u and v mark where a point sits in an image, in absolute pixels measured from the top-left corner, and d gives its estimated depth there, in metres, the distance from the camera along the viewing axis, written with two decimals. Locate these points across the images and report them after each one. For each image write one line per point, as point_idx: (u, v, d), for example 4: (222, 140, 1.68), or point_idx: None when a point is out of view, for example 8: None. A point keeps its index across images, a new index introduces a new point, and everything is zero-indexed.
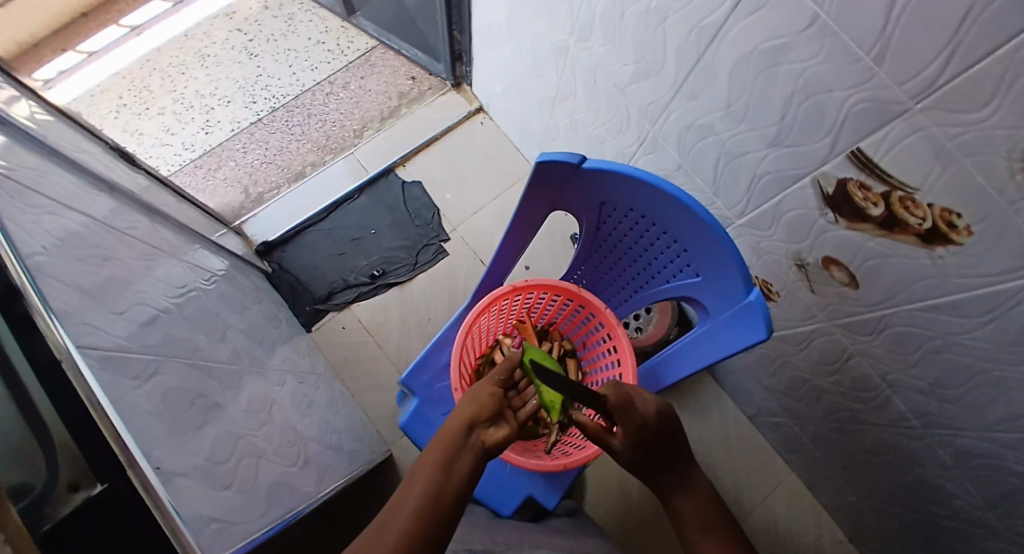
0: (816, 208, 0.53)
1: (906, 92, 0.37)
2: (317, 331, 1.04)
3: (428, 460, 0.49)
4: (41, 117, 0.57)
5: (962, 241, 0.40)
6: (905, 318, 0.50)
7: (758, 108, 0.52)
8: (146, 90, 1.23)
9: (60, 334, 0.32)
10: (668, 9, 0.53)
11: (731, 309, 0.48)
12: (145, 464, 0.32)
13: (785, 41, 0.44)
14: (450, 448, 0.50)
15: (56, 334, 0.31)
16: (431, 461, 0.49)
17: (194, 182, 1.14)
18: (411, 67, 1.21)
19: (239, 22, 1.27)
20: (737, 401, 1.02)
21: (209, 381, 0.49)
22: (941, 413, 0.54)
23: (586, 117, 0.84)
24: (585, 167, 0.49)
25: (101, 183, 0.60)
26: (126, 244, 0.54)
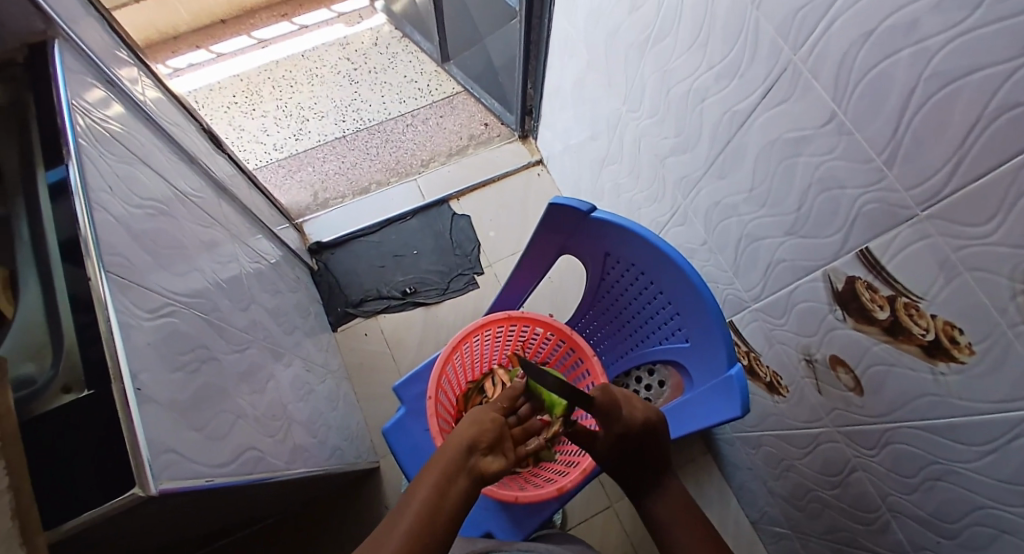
0: (826, 302, 0.52)
1: (912, 198, 0.37)
2: (341, 332, 1.10)
3: (425, 483, 0.48)
4: (153, 94, 0.69)
5: (965, 359, 0.38)
6: (906, 436, 0.49)
7: (778, 195, 0.52)
8: (256, 95, 1.42)
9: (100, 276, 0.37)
10: (707, 91, 0.56)
11: (715, 381, 0.48)
12: (128, 383, 0.35)
13: (806, 133, 0.45)
14: (448, 470, 0.49)
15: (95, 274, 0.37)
16: (430, 480, 0.48)
17: (274, 178, 1.28)
18: (486, 115, 1.32)
19: (350, 54, 1.46)
20: (742, 502, 0.95)
21: (216, 337, 0.55)
22: (942, 551, 0.51)
23: (628, 184, 0.87)
24: (593, 217, 0.52)
25: (186, 157, 0.70)
26: (189, 209, 0.62)
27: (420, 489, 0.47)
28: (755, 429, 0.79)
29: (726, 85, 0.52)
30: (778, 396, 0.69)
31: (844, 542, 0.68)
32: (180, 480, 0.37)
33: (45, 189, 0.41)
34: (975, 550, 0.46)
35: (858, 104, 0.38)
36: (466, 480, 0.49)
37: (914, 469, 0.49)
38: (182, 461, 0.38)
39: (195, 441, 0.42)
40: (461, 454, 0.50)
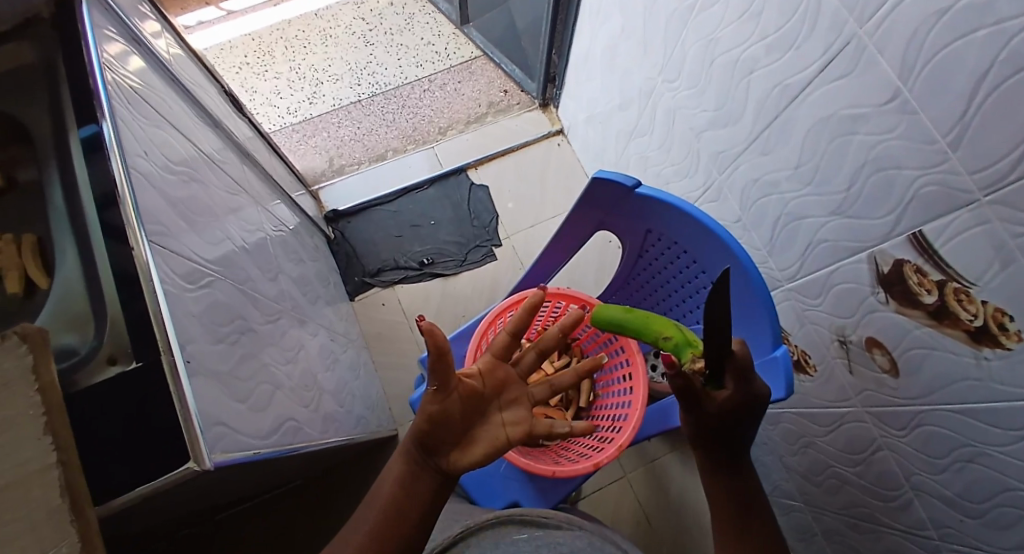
0: (868, 284, 0.51)
1: (973, 182, 0.35)
2: (359, 302, 1.10)
3: (390, 476, 0.46)
4: (174, 53, 0.67)
5: (1012, 346, 0.38)
6: (939, 419, 0.49)
7: (826, 174, 0.51)
8: (268, 55, 1.38)
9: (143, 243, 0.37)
10: (756, 63, 0.54)
11: (755, 362, 0.49)
12: (178, 355, 0.35)
13: (864, 112, 0.43)
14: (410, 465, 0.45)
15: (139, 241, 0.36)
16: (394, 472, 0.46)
17: (289, 144, 1.26)
18: (505, 81, 1.28)
19: (365, 13, 1.40)
20: (753, 475, 0.97)
21: (250, 307, 0.55)
22: (964, 529, 0.52)
23: (657, 158, 0.85)
24: (638, 192, 0.52)
25: (209, 120, 0.68)
26: (215, 175, 0.61)
27: (386, 482, 0.46)
28: (776, 407, 0.79)
29: (779, 56, 0.50)
30: (805, 374, 0.69)
31: (861, 517, 0.69)
32: (229, 452, 0.38)
33: (78, 145, 0.39)
34: (1001, 531, 0.47)
35: (924, 83, 0.36)
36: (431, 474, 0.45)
37: (945, 451, 0.50)
38: (230, 433, 0.39)
39: (239, 412, 0.42)
40: (423, 448, 0.44)
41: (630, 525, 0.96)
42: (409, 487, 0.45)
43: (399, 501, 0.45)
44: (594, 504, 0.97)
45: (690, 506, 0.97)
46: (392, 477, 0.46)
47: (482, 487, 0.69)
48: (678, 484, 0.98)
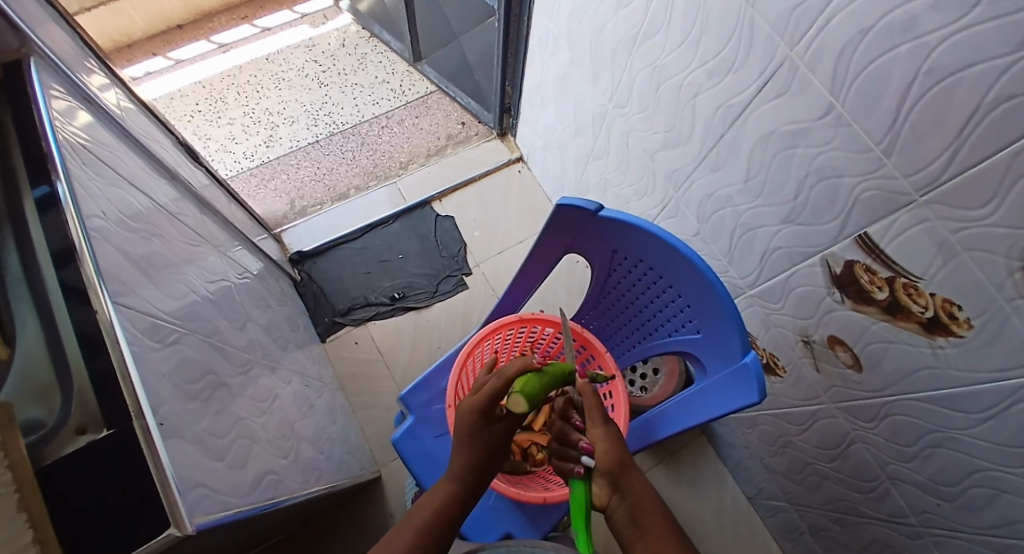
0: (824, 286, 0.54)
1: (910, 184, 0.38)
2: (330, 343, 1.07)
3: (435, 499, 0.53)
4: (124, 106, 0.65)
5: (964, 333, 0.40)
6: (904, 407, 0.52)
7: (774, 186, 0.54)
8: (221, 101, 1.36)
9: (107, 306, 0.35)
10: (699, 87, 0.57)
11: (729, 369, 0.50)
12: (150, 419, 0.33)
13: (802, 126, 0.46)
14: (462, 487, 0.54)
15: (104, 306, 0.35)
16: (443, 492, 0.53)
17: (247, 188, 1.23)
18: (462, 113, 1.30)
19: (317, 54, 1.41)
20: (737, 479, 0.99)
21: (220, 360, 0.53)
22: (942, 513, 0.54)
23: (615, 178, 0.88)
24: (601, 215, 0.53)
25: (163, 170, 0.66)
26: (174, 227, 0.59)
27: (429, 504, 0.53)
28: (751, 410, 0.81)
29: (719, 80, 0.53)
30: (775, 375, 0.72)
31: (844, 511, 0.71)
32: (212, 515, 0.36)
33: (31, 206, 0.38)
34: (973, 509, 0.50)
35: (854, 98, 0.40)
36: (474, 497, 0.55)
37: (913, 438, 0.53)
38: (211, 495, 0.37)
39: (219, 472, 0.40)
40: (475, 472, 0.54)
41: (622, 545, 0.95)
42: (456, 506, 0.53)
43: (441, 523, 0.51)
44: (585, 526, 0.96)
45: (678, 517, 0.97)
46: (440, 498, 0.53)
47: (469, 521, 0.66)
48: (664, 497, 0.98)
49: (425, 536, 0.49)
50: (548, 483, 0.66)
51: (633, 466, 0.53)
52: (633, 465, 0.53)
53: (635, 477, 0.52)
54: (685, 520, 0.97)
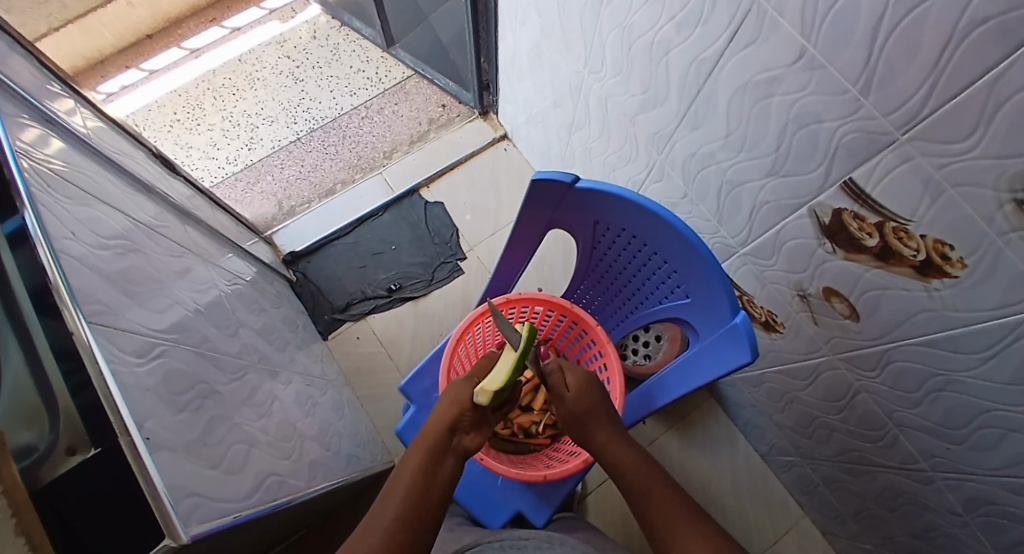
0: (814, 237, 0.53)
1: (890, 122, 0.37)
2: (333, 340, 1.08)
3: (411, 461, 0.55)
4: (91, 123, 0.64)
5: (957, 273, 0.39)
6: (905, 353, 0.51)
7: (755, 140, 0.53)
8: (198, 108, 1.34)
9: (86, 333, 0.35)
10: (670, 43, 0.55)
11: (719, 331, 0.50)
12: (136, 435, 0.33)
13: (777, 74, 0.44)
14: (429, 461, 0.55)
15: (83, 333, 0.35)
16: (407, 474, 0.54)
17: (233, 194, 1.23)
18: (442, 95, 1.28)
19: (289, 50, 1.38)
20: (749, 438, 0.99)
21: (212, 369, 0.53)
22: (952, 455, 0.53)
23: (600, 147, 0.86)
24: (577, 186, 0.52)
25: (141, 186, 0.65)
26: (156, 241, 0.59)
27: (399, 482, 0.53)
28: (756, 369, 0.81)
29: (690, 33, 0.51)
30: (775, 332, 0.71)
31: (855, 460, 0.71)
32: (208, 522, 0.37)
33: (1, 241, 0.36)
34: (980, 449, 0.49)
35: (826, 38, 0.37)
36: (449, 464, 0.56)
37: (916, 384, 0.52)
38: (206, 502, 0.38)
39: (213, 478, 0.41)
40: (440, 436, 0.56)
41: None
42: (424, 481, 0.53)
43: (418, 492, 0.52)
44: (600, 498, 0.97)
45: (691, 480, 0.98)
46: (414, 460, 0.55)
47: (481, 504, 0.67)
48: (676, 461, 0.99)
49: (410, 498, 0.51)
50: (551, 459, 0.68)
51: (599, 422, 0.57)
52: (597, 422, 0.57)
53: (600, 421, 0.57)
54: (699, 483, 0.98)
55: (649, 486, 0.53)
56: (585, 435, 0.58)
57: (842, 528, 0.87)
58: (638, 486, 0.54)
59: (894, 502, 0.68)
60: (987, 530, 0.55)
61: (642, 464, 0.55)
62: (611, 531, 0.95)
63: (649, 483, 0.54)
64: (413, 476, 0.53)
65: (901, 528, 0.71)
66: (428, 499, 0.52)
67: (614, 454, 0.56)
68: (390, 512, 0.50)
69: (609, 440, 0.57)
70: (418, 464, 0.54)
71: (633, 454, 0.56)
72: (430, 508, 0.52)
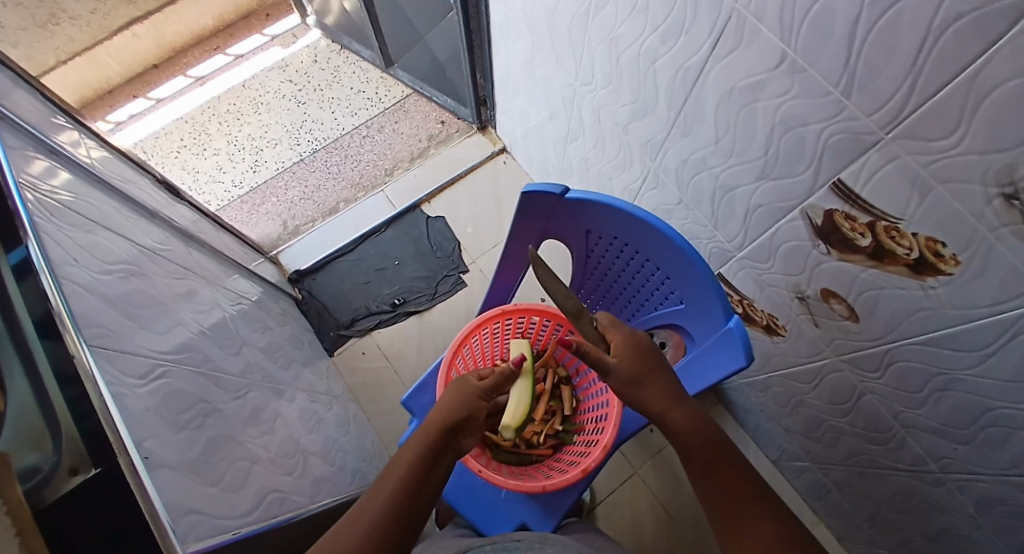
0: (808, 239, 0.53)
1: (874, 122, 0.37)
2: (339, 356, 1.09)
3: (415, 445, 0.54)
4: (97, 154, 0.67)
5: (951, 270, 0.38)
6: (906, 353, 0.50)
7: (744, 144, 0.53)
8: (205, 134, 1.38)
9: (87, 359, 0.36)
10: (656, 53, 0.55)
11: (715, 335, 0.50)
12: (134, 454, 0.34)
13: (759, 79, 0.45)
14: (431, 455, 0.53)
15: (83, 358, 0.36)
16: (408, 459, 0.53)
17: (240, 216, 1.26)
18: (441, 112, 1.30)
19: (291, 74, 1.42)
20: (759, 443, 0.98)
21: (214, 388, 0.54)
22: (961, 457, 0.52)
23: (595, 157, 0.87)
24: (567, 197, 0.53)
25: (146, 212, 0.67)
26: (160, 265, 0.60)
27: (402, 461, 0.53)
28: (761, 373, 0.80)
29: (673, 43, 0.52)
30: (777, 336, 0.70)
31: (865, 464, 0.70)
32: (207, 539, 0.37)
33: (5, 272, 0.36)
34: (991, 450, 0.48)
35: (805, 42, 0.38)
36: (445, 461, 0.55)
37: (920, 383, 0.51)
38: (206, 520, 0.38)
39: (213, 496, 0.41)
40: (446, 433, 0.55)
41: (650, 521, 0.94)
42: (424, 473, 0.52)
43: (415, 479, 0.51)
44: (609, 508, 0.96)
45: None
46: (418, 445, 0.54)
47: (485, 517, 0.67)
48: None
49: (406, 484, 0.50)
50: (553, 470, 0.68)
51: (655, 380, 0.53)
52: (651, 382, 0.53)
53: (655, 387, 0.53)
54: None
55: (717, 465, 0.50)
56: (644, 402, 0.53)
57: (859, 534, 0.85)
58: (703, 463, 0.51)
59: (908, 506, 0.66)
60: (1004, 533, 0.54)
61: (703, 432, 0.51)
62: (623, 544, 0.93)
63: (719, 462, 0.50)
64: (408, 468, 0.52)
65: (918, 533, 0.69)
66: (422, 492, 0.51)
67: (675, 421, 0.52)
68: (386, 489, 0.50)
69: (667, 407, 0.52)
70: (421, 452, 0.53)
71: (697, 422, 0.52)
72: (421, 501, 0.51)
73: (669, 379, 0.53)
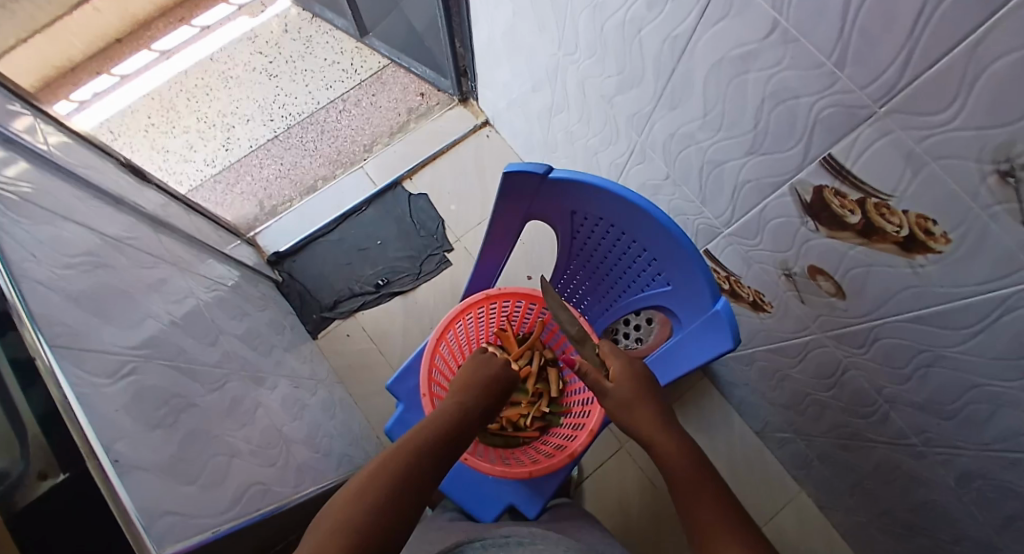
0: (797, 216, 0.51)
1: (868, 95, 0.35)
2: (323, 339, 1.07)
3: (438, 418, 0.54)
4: (51, 135, 0.62)
5: (941, 248, 0.38)
6: (892, 329, 0.50)
7: (733, 117, 0.51)
8: (173, 110, 1.31)
9: (46, 353, 0.34)
10: (643, 21, 0.52)
11: (702, 318, 0.50)
12: (105, 458, 0.33)
13: (750, 48, 0.42)
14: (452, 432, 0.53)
15: (42, 351, 0.33)
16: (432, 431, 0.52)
17: (214, 196, 1.21)
18: (421, 83, 1.25)
19: (262, 44, 1.34)
20: (744, 415, 0.99)
21: (189, 382, 0.52)
22: (942, 430, 0.53)
23: (581, 131, 0.84)
24: (550, 177, 0.51)
25: (108, 197, 0.63)
26: (126, 254, 0.57)
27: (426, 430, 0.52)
28: (747, 348, 0.80)
29: (661, 10, 0.49)
30: (764, 312, 0.70)
31: (848, 436, 0.71)
32: (185, 540, 0.37)
33: None
34: (972, 424, 0.48)
35: (799, 10, 0.35)
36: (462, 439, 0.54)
37: (905, 359, 0.51)
38: (183, 521, 0.38)
39: (191, 495, 0.40)
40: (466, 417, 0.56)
41: (638, 494, 0.96)
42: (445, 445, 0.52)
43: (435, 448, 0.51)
44: (598, 482, 0.97)
45: None
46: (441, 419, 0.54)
47: (473, 499, 0.68)
48: None
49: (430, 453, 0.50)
50: (540, 452, 0.68)
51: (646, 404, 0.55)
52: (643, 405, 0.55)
53: (645, 410, 0.54)
54: None
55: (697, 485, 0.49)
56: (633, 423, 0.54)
57: (840, 501, 0.87)
58: (684, 484, 0.49)
59: (888, 475, 0.68)
60: (979, 500, 0.55)
61: (688, 456, 0.51)
62: (610, 517, 0.95)
63: (701, 483, 0.49)
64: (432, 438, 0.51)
65: (896, 500, 0.71)
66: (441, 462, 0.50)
67: (662, 444, 0.53)
68: (406, 455, 0.48)
69: (654, 429, 0.53)
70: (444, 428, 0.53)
71: (683, 449, 0.52)
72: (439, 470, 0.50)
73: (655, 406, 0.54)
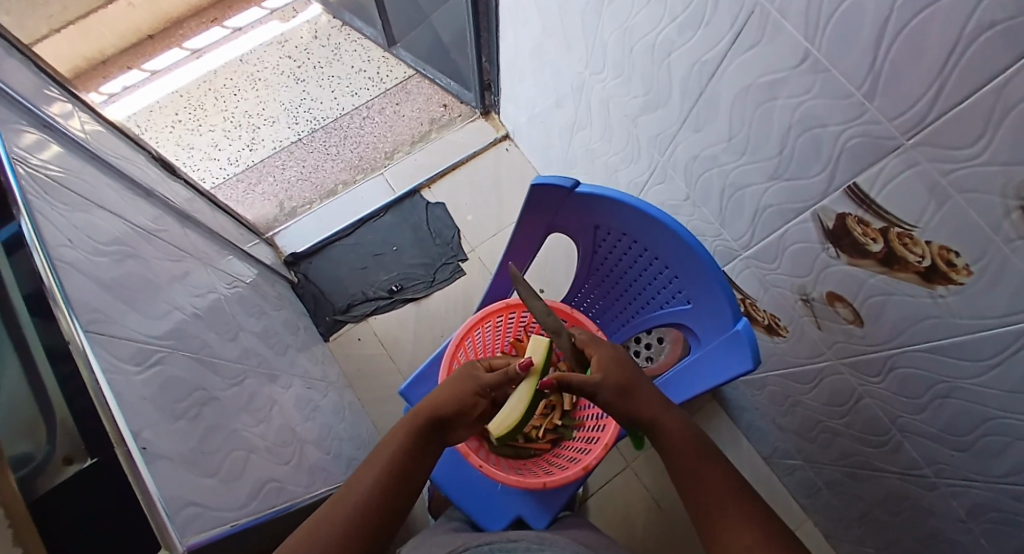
0: (818, 242, 0.52)
1: (896, 127, 0.36)
2: (334, 341, 1.08)
3: (400, 430, 0.55)
4: (90, 128, 0.64)
5: (963, 280, 0.38)
6: (910, 359, 0.50)
7: (758, 141, 0.52)
8: (200, 109, 1.35)
9: (79, 333, 0.34)
10: (672, 44, 0.54)
11: (721, 338, 0.50)
12: (133, 444, 0.33)
13: (779, 75, 0.43)
14: (416, 441, 0.55)
15: (75, 332, 0.34)
16: (392, 447, 0.54)
17: (235, 195, 1.23)
18: (444, 95, 1.27)
19: (290, 50, 1.38)
20: (752, 439, 0.98)
21: (211, 375, 0.53)
22: (957, 463, 0.53)
23: (601, 148, 0.86)
24: (577, 191, 0.52)
25: (140, 190, 0.65)
26: (155, 246, 0.59)
27: (391, 443, 0.54)
28: (759, 371, 0.80)
29: (691, 35, 0.50)
30: (778, 336, 0.70)
31: (859, 465, 0.70)
32: (206, 531, 0.37)
33: None
34: (988, 458, 0.48)
35: (830, 41, 0.37)
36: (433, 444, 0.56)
37: (921, 389, 0.51)
38: (205, 512, 0.38)
39: (210, 487, 0.41)
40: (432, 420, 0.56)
41: (643, 513, 0.95)
42: (408, 457, 0.53)
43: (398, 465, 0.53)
44: (603, 498, 0.97)
45: None
46: (404, 429, 0.55)
47: (481, 508, 0.67)
48: None
49: (392, 468, 0.52)
50: (551, 465, 0.68)
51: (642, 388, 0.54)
52: (640, 390, 0.53)
53: (642, 395, 0.53)
54: None
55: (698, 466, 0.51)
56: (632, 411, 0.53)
57: (847, 532, 0.86)
58: (687, 465, 0.51)
59: (899, 507, 0.67)
60: (993, 537, 0.54)
61: (688, 436, 0.53)
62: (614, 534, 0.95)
63: (701, 466, 0.51)
64: (390, 456, 0.53)
65: (906, 534, 0.70)
66: (408, 478, 0.53)
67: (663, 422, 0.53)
68: (368, 478, 0.51)
69: (655, 410, 0.53)
70: (405, 437, 0.54)
71: (685, 429, 0.53)
72: (405, 485, 0.52)
73: (649, 387, 0.54)
